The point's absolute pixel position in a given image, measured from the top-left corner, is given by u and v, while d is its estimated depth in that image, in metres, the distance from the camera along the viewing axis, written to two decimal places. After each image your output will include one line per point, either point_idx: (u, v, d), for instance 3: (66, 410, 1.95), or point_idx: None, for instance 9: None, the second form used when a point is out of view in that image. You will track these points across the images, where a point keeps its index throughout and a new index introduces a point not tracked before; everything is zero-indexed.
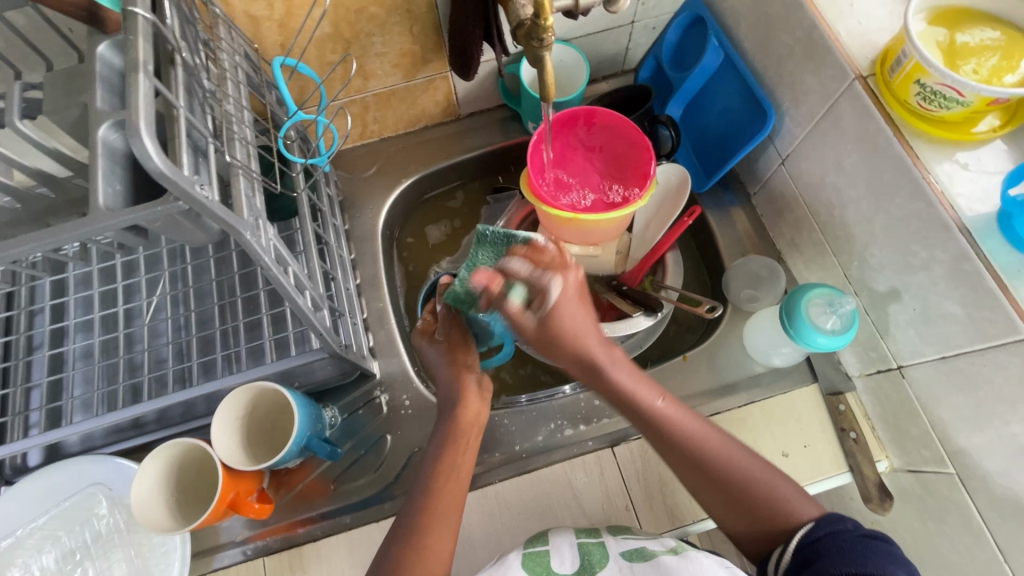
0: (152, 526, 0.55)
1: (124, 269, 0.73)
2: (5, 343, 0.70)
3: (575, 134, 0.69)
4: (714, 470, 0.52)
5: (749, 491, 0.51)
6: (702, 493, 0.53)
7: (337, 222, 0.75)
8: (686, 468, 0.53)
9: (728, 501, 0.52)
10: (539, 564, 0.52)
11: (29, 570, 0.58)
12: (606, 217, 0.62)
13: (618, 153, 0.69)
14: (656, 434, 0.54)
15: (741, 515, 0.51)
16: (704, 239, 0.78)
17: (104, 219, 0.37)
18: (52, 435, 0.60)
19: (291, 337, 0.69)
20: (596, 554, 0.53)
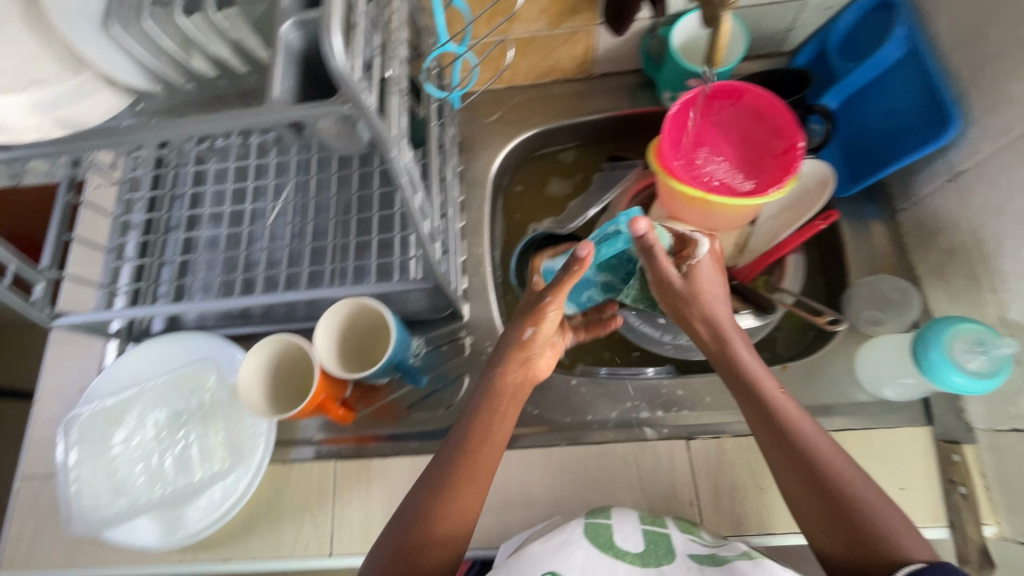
0: (251, 405, 0.59)
1: (255, 172, 0.78)
2: (149, 219, 0.78)
3: (721, 108, 0.64)
4: (818, 467, 0.51)
5: (848, 499, 0.49)
6: (796, 493, 0.51)
7: (454, 162, 0.76)
8: (785, 461, 0.52)
9: (826, 503, 0.50)
10: (601, 536, 0.51)
11: (144, 421, 0.66)
12: (736, 202, 0.59)
13: (761, 138, 0.64)
14: (759, 416, 0.55)
15: (839, 528, 0.49)
16: (830, 248, 0.72)
17: (277, 111, 0.39)
18: (179, 308, 0.66)
19: (394, 264, 0.71)
20: (662, 545, 0.51)
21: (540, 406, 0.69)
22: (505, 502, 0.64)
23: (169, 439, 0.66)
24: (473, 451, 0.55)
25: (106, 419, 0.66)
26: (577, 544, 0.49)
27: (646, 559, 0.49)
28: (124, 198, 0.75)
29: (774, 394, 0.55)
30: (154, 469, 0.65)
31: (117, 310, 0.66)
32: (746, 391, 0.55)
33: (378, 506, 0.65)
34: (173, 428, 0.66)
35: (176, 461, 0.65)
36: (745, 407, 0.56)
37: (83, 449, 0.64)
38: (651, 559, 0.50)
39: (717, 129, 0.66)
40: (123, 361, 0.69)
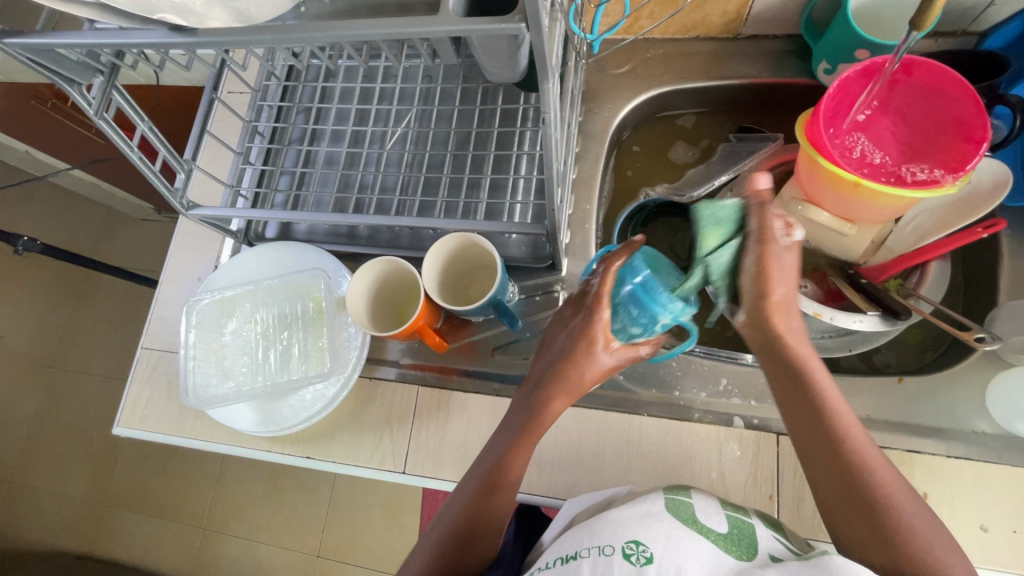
0: (356, 320, 0.62)
1: (378, 95, 0.78)
2: (274, 129, 0.81)
3: (898, 81, 0.57)
4: (873, 489, 0.46)
5: (892, 524, 0.44)
6: (838, 511, 0.47)
7: (577, 111, 0.73)
8: (820, 452, 0.49)
9: (870, 524, 0.45)
10: (683, 512, 0.50)
11: (254, 316, 0.71)
12: (896, 193, 0.53)
13: (932, 128, 0.57)
14: (794, 401, 0.51)
15: (866, 526, 0.45)
16: (981, 262, 0.64)
17: (449, 23, 0.39)
18: (298, 217, 0.69)
19: (502, 206, 0.71)
20: (746, 533, 0.49)
21: (626, 372, 0.68)
22: (578, 458, 0.64)
23: (275, 337, 0.70)
24: (537, 416, 0.55)
25: (222, 308, 0.71)
26: (660, 518, 0.48)
27: (727, 542, 0.47)
28: (256, 104, 0.79)
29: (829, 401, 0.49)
30: (258, 361, 0.69)
31: (243, 209, 0.70)
32: (796, 396, 0.50)
33: (454, 437, 0.68)
34: (279, 328, 0.71)
35: (278, 358, 0.69)
36: (793, 414, 0.51)
37: (200, 331, 0.70)
38: (732, 545, 0.47)
39: (881, 111, 0.59)
40: (242, 258, 0.73)
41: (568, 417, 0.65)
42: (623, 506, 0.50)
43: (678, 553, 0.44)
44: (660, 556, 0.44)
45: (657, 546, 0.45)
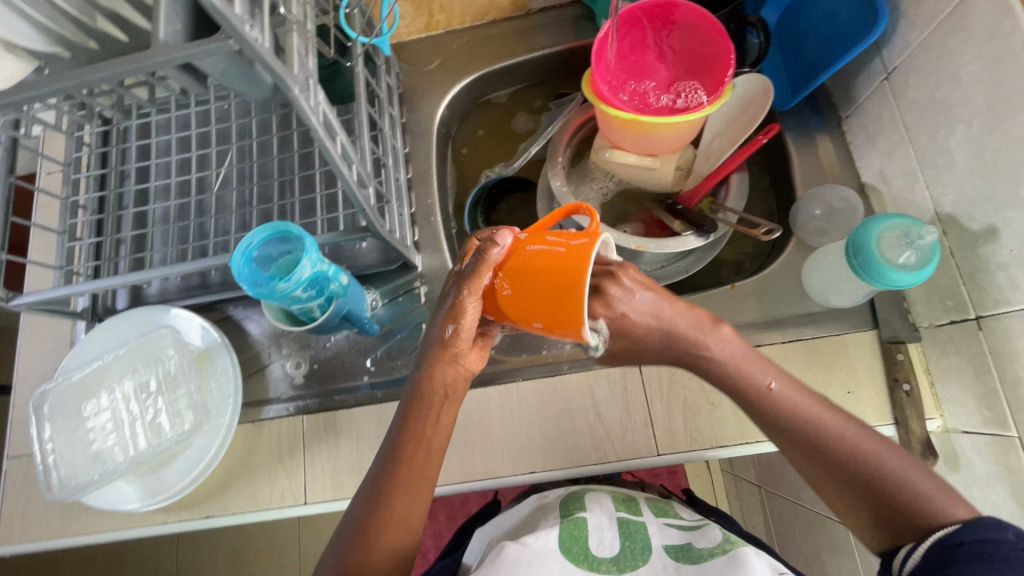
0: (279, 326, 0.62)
1: (198, 141, 0.77)
2: (100, 198, 0.77)
3: (653, 21, 0.62)
4: (869, 471, 0.46)
5: (899, 499, 0.45)
6: (857, 512, 0.47)
7: (394, 112, 0.75)
8: (802, 457, 0.49)
9: (884, 506, 0.45)
10: (575, 545, 0.52)
11: (114, 392, 0.68)
12: (669, 121, 0.57)
13: (697, 58, 0.62)
14: (760, 418, 0.51)
15: (875, 509, 0.46)
16: (777, 164, 0.71)
17: (163, 53, 0.38)
18: (118, 281, 0.65)
19: (342, 219, 0.71)
20: (637, 541, 0.54)
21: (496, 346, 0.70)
22: (468, 440, 0.65)
23: (140, 407, 0.68)
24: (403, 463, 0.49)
25: (79, 393, 0.68)
26: (551, 556, 0.49)
27: (619, 563, 0.51)
28: (71, 178, 0.76)
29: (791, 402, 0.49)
30: (126, 438, 0.67)
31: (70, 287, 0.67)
32: (759, 415, 0.50)
33: (347, 454, 0.68)
34: (142, 397, 0.68)
35: (147, 428, 0.67)
36: (770, 430, 0.50)
37: (56, 424, 0.67)
38: (628, 561, 0.52)
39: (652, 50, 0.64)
40: (90, 337, 0.70)
41: None
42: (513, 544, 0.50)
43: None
44: None
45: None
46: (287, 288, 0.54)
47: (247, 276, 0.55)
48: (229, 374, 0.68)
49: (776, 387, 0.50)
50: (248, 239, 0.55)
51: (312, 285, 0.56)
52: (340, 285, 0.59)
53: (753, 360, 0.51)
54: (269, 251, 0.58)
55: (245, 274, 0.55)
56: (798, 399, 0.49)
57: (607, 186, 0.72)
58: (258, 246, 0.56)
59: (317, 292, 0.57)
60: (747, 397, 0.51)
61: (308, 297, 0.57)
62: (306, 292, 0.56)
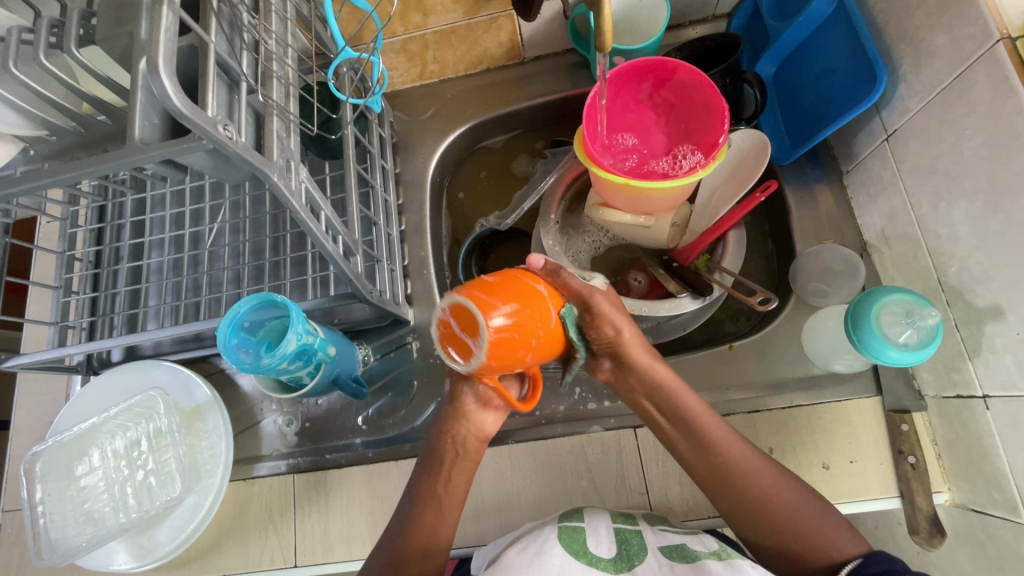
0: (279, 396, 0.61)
1: (193, 194, 0.77)
2: (96, 251, 0.78)
3: (653, 86, 0.61)
4: (776, 513, 0.51)
5: (798, 538, 0.50)
6: (759, 543, 0.52)
7: (387, 165, 0.74)
8: (722, 492, 0.53)
9: (789, 544, 0.51)
10: (574, 542, 0.52)
11: (105, 451, 0.68)
12: (660, 186, 0.56)
13: (690, 118, 0.61)
14: (693, 450, 0.54)
15: (775, 544, 0.51)
16: (777, 218, 0.69)
17: (137, 152, 0.38)
18: (103, 344, 0.66)
19: (334, 275, 0.71)
20: (634, 544, 0.52)
21: None
22: None
23: (130, 467, 0.68)
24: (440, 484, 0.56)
25: (71, 452, 0.68)
26: (552, 554, 0.50)
27: (617, 564, 0.51)
28: (68, 233, 0.76)
29: (707, 430, 0.53)
30: (118, 498, 0.66)
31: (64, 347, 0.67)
32: (693, 447, 0.54)
33: (337, 515, 0.66)
34: (132, 456, 0.68)
35: (138, 488, 0.67)
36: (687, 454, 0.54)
37: (47, 484, 0.66)
38: (622, 564, 0.51)
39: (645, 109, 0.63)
40: (83, 394, 0.71)
41: None
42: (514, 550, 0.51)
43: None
44: None
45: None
46: (271, 361, 0.53)
47: (234, 346, 0.54)
48: (220, 432, 0.68)
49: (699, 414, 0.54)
50: (233, 309, 0.54)
51: (295, 357, 0.55)
52: (328, 353, 0.58)
53: (693, 401, 0.55)
54: (258, 317, 0.57)
55: (231, 344, 0.54)
56: (720, 430, 0.54)
57: (600, 240, 0.71)
58: (245, 315, 0.55)
59: (304, 362, 0.56)
60: (685, 429, 0.54)
61: (294, 368, 0.56)
62: (291, 364, 0.55)
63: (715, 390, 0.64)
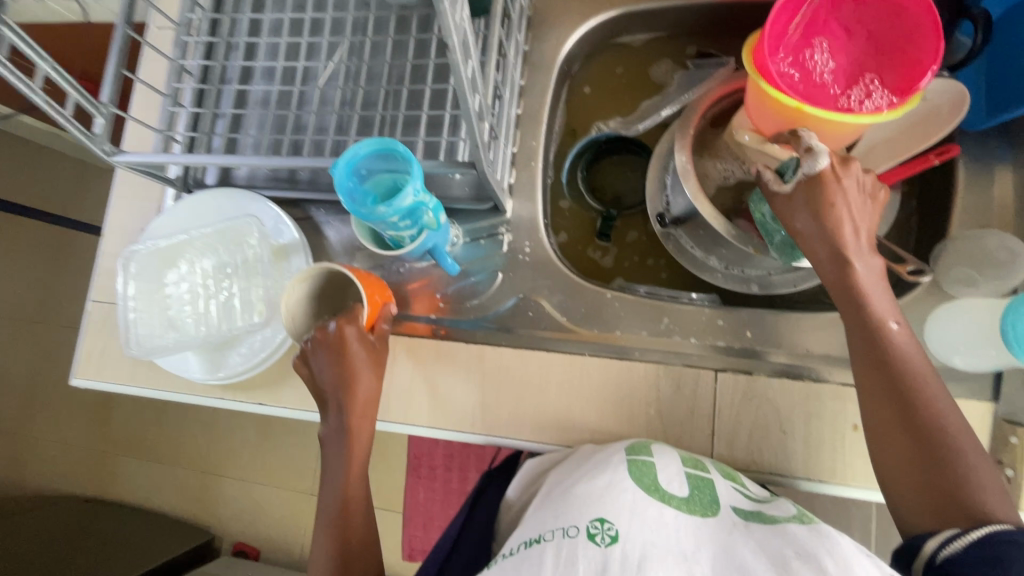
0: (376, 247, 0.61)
1: (310, 26, 0.73)
2: (205, 66, 0.75)
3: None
4: (940, 439, 0.45)
5: (958, 472, 0.44)
6: (897, 467, 0.46)
7: (519, 37, 0.68)
8: (886, 398, 0.48)
9: (935, 476, 0.44)
10: (646, 478, 0.50)
11: (194, 267, 0.70)
12: (838, 117, 0.48)
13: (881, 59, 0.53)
14: (868, 349, 0.49)
15: (921, 473, 0.45)
16: (936, 192, 0.62)
17: None
18: (199, 160, 0.63)
19: (442, 144, 0.67)
20: (706, 494, 0.49)
21: (570, 313, 0.68)
22: (521, 397, 0.64)
23: (216, 287, 0.70)
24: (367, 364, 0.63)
25: (162, 259, 0.70)
26: (622, 488, 0.48)
27: (690, 505, 0.48)
28: (181, 41, 0.74)
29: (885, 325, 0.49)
30: (200, 312, 0.69)
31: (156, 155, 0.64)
32: (871, 346, 0.49)
33: (399, 381, 0.67)
34: (218, 277, 0.70)
35: (220, 306, 0.69)
36: (867, 359, 0.49)
37: (138, 283, 0.69)
38: (696, 507, 0.48)
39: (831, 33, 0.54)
40: (178, 207, 0.71)
41: (512, 359, 0.65)
42: (582, 480, 0.50)
43: (646, 527, 0.45)
44: (626, 533, 0.44)
45: (623, 522, 0.45)
46: (385, 212, 0.51)
47: (349, 190, 0.52)
48: None
49: (897, 326, 0.50)
50: (352, 150, 0.51)
51: (405, 215, 0.53)
52: (435, 219, 0.56)
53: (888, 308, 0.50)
54: (372, 165, 0.54)
55: (345, 188, 0.52)
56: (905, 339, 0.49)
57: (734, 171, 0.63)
58: (362, 159, 0.53)
59: (412, 224, 0.55)
60: (865, 323, 0.50)
61: (401, 225, 0.55)
62: (402, 221, 0.54)
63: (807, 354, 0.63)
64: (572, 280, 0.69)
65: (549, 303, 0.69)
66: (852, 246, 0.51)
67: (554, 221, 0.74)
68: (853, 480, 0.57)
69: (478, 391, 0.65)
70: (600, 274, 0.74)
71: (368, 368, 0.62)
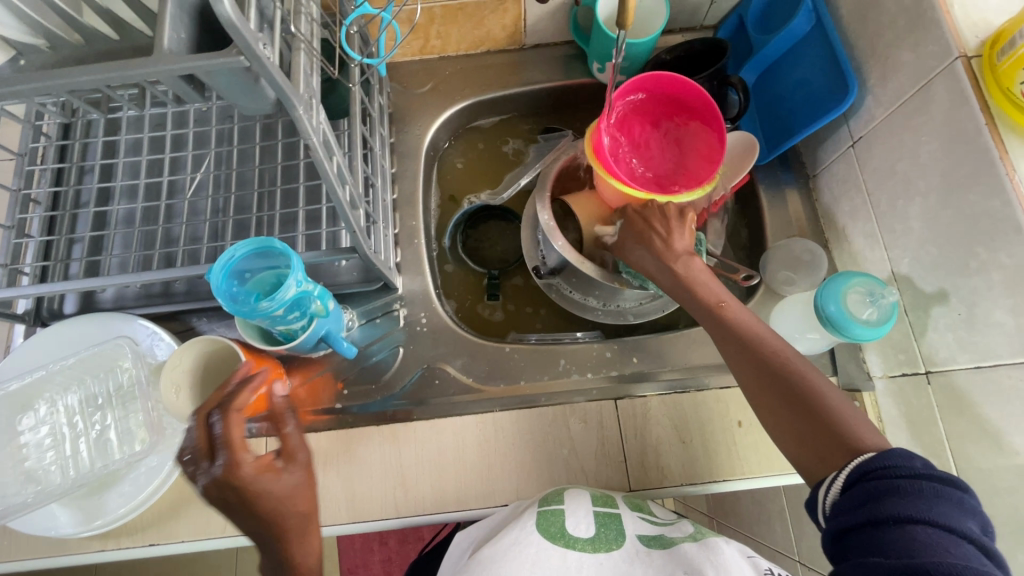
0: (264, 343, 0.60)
1: (172, 143, 0.74)
2: (55, 193, 0.72)
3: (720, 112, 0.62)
4: (797, 385, 0.49)
5: (820, 411, 0.47)
6: (775, 427, 0.49)
7: (383, 132, 0.74)
8: (739, 364, 0.52)
9: (800, 422, 0.47)
10: (552, 525, 0.51)
11: (56, 405, 0.63)
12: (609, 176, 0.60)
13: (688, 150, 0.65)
14: (714, 329, 0.55)
15: (797, 427, 0.48)
16: (750, 214, 0.75)
17: (166, 62, 0.37)
18: (52, 288, 0.58)
19: (323, 236, 0.70)
20: (612, 529, 0.52)
21: (474, 374, 0.70)
22: (439, 466, 0.64)
23: (86, 423, 0.63)
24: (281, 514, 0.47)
25: (13, 405, 0.62)
26: (528, 543, 0.49)
27: (595, 544, 0.51)
28: (25, 170, 0.70)
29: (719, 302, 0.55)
30: (66, 456, 0.62)
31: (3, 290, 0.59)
32: (713, 324, 0.55)
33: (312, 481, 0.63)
34: (88, 412, 0.63)
35: (92, 444, 0.62)
36: (721, 343, 0.54)
37: None
38: (602, 544, 0.51)
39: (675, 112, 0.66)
40: (30, 343, 0.65)
41: (424, 430, 0.65)
42: (490, 543, 0.50)
43: None
44: None
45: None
46: (269, 307, 0.51)
47: (224, 292, 0.52)
48: None
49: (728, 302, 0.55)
50: (227, 252, 0.52)
51: (291, 306, 0.54)
52: (323, 306, 0.58)
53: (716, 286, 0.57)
54: (248, 265, 0.55)
55: (222, 292, 0.52)
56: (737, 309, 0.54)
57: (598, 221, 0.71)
58: (238, 260, 0.53)
59: (301, 314, 0.56)
60: (700, 305, 0.56)
61: (288, 317, 0.55)
62: (288, 313, 0.54)
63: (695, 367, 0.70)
64: (470, 341, 0.72)
65: (453, 368, 0.71)
66: (670, 248, 0.59)
67: (446, 290, 0.78)
68: (749, 472, 0.64)
69: (395, 471, 0.64)
70: (497, 331, 0.78)
71: (292, 478, 0.49)
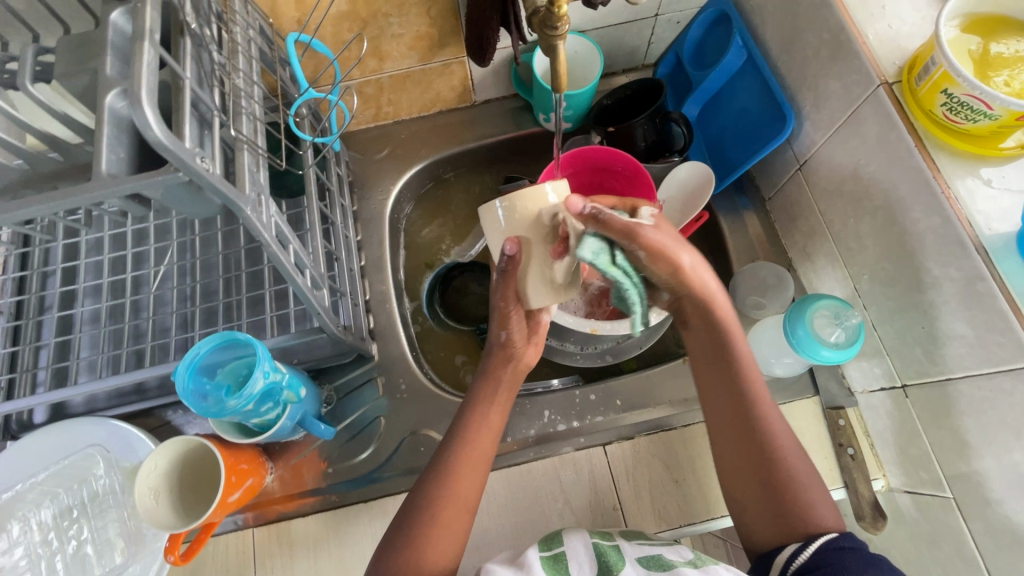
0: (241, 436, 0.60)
1: (134, 237, 0.74)
2: (18, 302, 0.71)
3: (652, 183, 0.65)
4: (775, 464, 0.50)
5: (795, 498, 0.49)
6: (746, 493, 0.51)
7: (344, 202, 0.75)
8: (733, 424, 0.53)
9: (771, 500, 0.49)
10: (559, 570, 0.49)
11: (29, 523, 0.61)
12: None
13: None
14: (722, 384, 0.54)
15: (765, 502, 0.50)
16: (714, 242, 0.76)
17: (105, 185, 0.37)
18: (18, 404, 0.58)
19: (293, 314, 0.69)
20: (612, 556, 0.51)
21: None
22: None
23: (61, 539, 0.61)
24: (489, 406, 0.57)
25: None
26: None
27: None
28: None
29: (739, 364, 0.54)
30: None
31: None
32: (727, 378, 0.54)
33: (304, 569, 0.63)
34: (63, 526, 0.61)
35: (69, 560, 0.60)
36: (723, 400, 0.54)
37: None
38: None
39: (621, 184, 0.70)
40: None
41: None
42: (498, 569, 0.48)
43: None
44: None
45: None
46: (238, 405, 0.51)
47: (192, 391, 0.51)
48: None
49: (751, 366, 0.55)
50: (193, 350, 0.51)
51: (260, 401, 0.53)
52: (294, 392, 0.57)
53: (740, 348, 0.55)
54: (215, 358, 0.54)
55: (190, 390, 0.51)
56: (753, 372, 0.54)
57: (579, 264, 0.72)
58: (204, 356, 0.52)
59: (273, 404, 0.55)
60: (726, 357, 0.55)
61: (259, 409, 0.54)
62: (258, 407, 0.54)
63: (684, 400, 0.69)
64: (452, 402, 0.71)
65: (439, 432, 0.69)
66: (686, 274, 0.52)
67: (425, 350, 0.78)
68: None
69: None
70: None
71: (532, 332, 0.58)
